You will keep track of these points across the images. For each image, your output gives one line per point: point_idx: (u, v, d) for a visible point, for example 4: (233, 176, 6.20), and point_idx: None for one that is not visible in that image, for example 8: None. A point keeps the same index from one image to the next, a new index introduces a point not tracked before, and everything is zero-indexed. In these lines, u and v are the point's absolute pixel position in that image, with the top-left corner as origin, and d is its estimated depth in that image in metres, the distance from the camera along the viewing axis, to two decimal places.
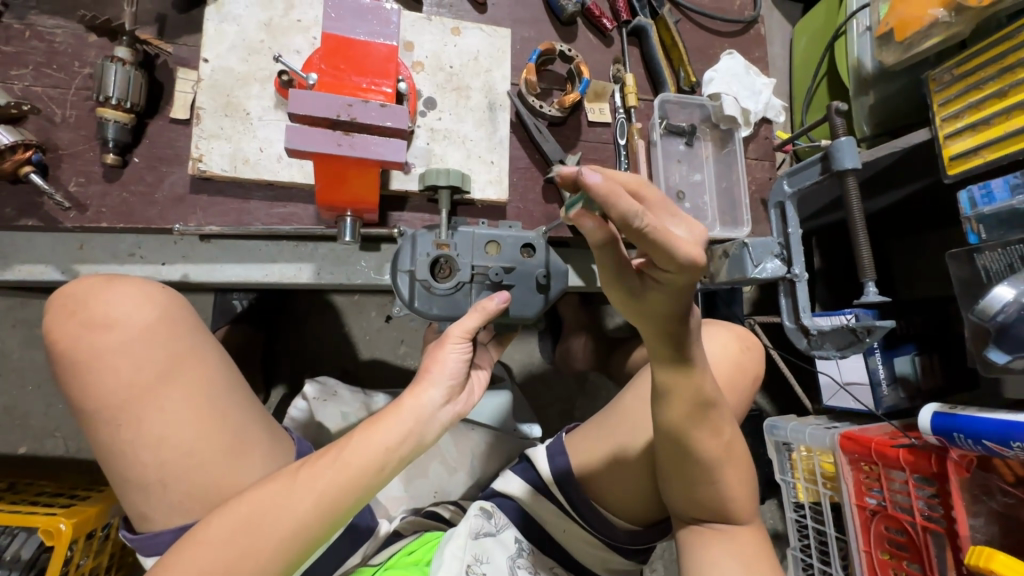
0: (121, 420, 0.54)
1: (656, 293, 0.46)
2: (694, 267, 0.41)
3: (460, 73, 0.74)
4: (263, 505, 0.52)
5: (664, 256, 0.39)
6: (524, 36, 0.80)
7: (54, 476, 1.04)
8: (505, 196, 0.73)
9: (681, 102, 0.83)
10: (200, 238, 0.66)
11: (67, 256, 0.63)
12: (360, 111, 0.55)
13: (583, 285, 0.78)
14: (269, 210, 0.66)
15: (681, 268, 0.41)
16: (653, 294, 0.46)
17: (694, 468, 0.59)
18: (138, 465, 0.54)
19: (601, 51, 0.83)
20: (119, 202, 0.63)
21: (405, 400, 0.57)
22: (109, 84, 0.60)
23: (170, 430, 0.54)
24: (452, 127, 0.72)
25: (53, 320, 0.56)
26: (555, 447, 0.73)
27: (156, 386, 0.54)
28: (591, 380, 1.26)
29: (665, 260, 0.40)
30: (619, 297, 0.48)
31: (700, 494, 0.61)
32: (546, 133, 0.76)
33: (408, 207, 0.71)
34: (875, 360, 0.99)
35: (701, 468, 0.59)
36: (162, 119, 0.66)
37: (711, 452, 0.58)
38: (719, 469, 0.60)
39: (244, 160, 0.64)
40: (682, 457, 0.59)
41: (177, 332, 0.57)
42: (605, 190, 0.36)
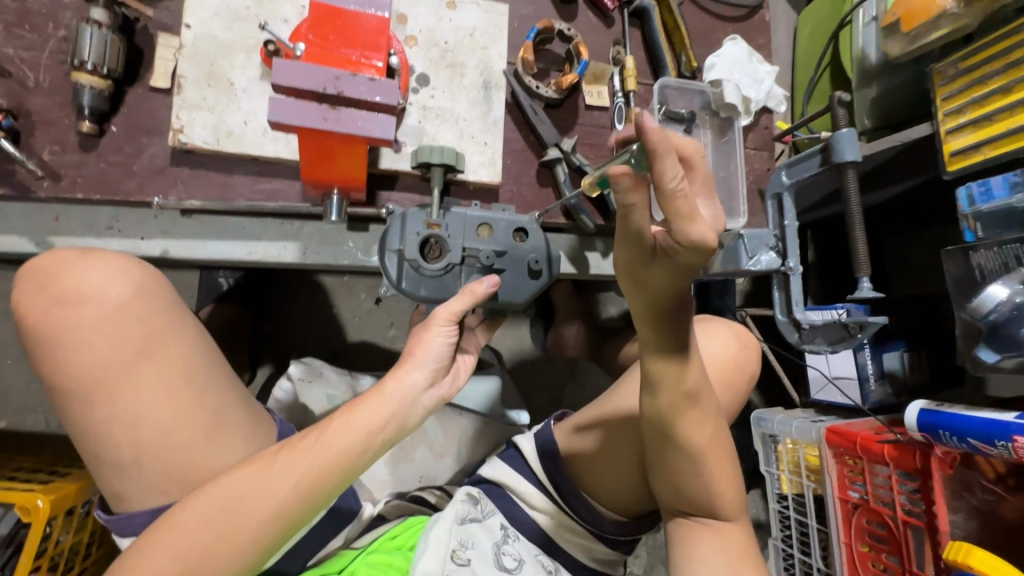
0: (96, 395, 0.52)
1: (659, 271, 0.48)
2: (706, 251, 0.43)
3: (455, 50, 0.71)
4: (241, 488, 0.51)
5: (678, 229, 0.41)
6: (522, 13, 0.77)
7: (33, 452, 1.02)
8: (498, 178, 0.71)
9: (682, 88, 0.81)
10: (182, 212, 0.64)
11: (41, 228, 0.61)
12: (348, 85, 0.52)
13: (575, 273, 0.77)
14: (253, 185, 0.64)
15: (694, 248, 0.43)
16: (659, 270, 0.48)
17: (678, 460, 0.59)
18: (112, 443, 0.53)
19: (602, 32, 0.81)
20: (96, 172, 0.60)
21: (389, 381, 0.56)
22: (84, 47, 0.57)
23: (145, 409, 0.53)
24: (445, 105, 0.70)
25: (22, 295, 0.54)
26: (542, 434, 0.73)
27: (131, 360, 0.53)
28: (580, 367, 1.25)
29: (682, 238, 0.42)
30: (625, 264, 0.50)
31: (686, 487, 0.60)
32: (543, 116, 0.74)
33: (397, 187, 0.69)
34: (864, 355, 1.00)
35: (689, 462, 0.59)
36: (142, 87, 0.63)
37: (696, 447, 0.58)
38: (705, 462, 0.59)
39: (227, 132, 0.62)
40: (667, 447, 0.59)
41: (155, 308, 0.55)
42: (659, 136, 0.37)
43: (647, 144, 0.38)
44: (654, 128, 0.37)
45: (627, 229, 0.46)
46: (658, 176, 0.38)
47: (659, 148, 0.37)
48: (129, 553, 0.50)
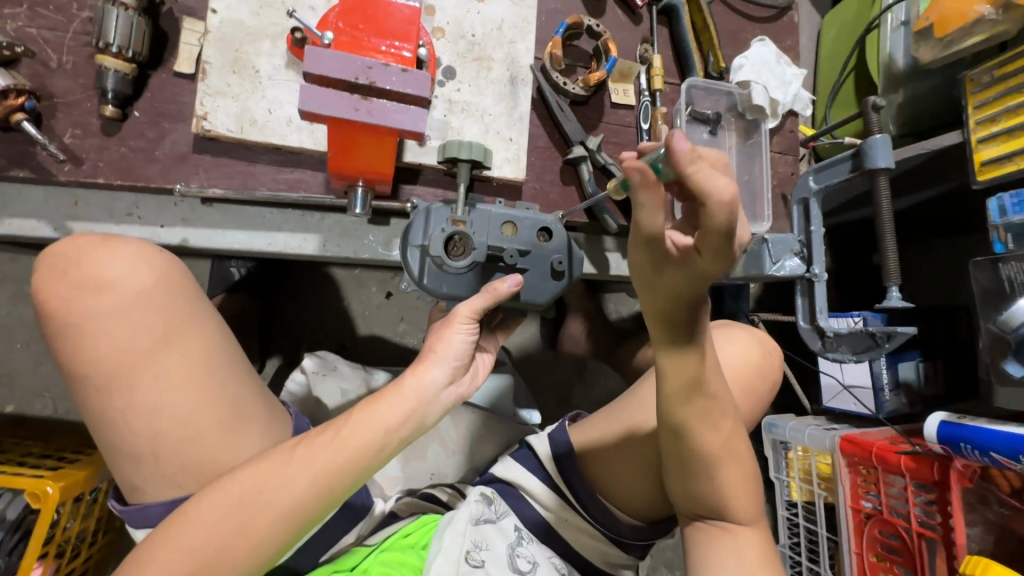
0: (115, 383, 0.51)
1: (673, 276, 0.49)
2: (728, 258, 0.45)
3: (482, 43, 0.70)
4: (258, 483, 0.50)
5: (711, 238, 0.43)
6: (550, 7, 0.76)
7: (40, 436, 1.02)
8: (522, 175, 0.70)
9: (709, 89, 0.80)
10: (202, 201, 0.63)
11: (60, 212, 0.60)
12: (380, 75, 0.51)
13: (594, 274, 0.76)
14: (275, 175, 0.63)
15: (716, 256, 0.45)
16: (672, 275, 0.49)
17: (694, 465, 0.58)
18: (128, 433, 0.52)
19: (629, 30, 0.80)
20: (117, 158, 0.59)
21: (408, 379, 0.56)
22: (109, 30, 0.56)
23: (163, 400, 0.52)
24: (471, 99, 0.69)
25: (40, 280, 0.53)
26: (557, 433, 0.73)
27: (151, 350, 0.52)
28: (590, 367, 1.24)
29: (709, 243, 0.44)
30: (638, 266, 0.51)
31: (701, 492, 0.60)
32: (569, 112, 0.72)
33: (420, 181, 0.68)
34: (879, 364, 0.98)
35: (706, 467, 0.58)
36: (166, 72, 0.62)
37: (710, 451, 0.58)
38: (718, 467, 0.59)
39: (251, 120, 0.61)
40: (681, 452, 0.58)
41: (175, 297, 0.54)
42: (689, 156, 0.38)
43: (679, 166, 0.39)
44: (684, 148, 0.38)
45: (642, 238, 0.47)
46: (699, 192, 0.40)
47: (692, 169, 0.39)
48: (144, 547, 0.49)
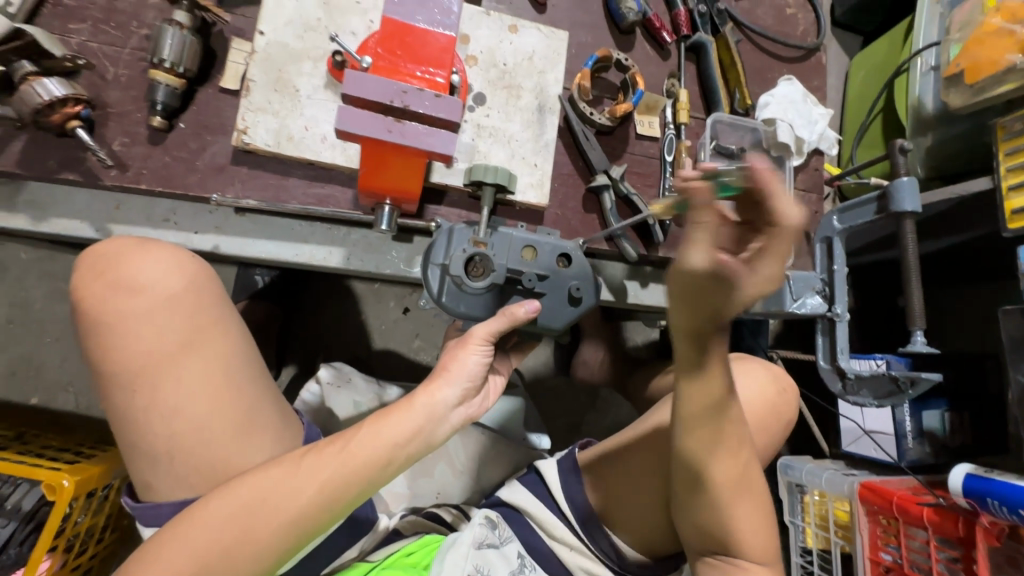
0: (140, 380, 0.53)
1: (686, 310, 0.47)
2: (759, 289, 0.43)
3: (513, 72, 0.72)
4: (265, 489, 0.51)
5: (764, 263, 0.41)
6: (581, 41, 0.78)
7: (61, 430, 1.04)
8: (545, 201, 0.71)
9: (734, 124, 0.80)
10: (235, 210, 0.65)
11: (103, 215, 0.63)
12: (414, 99, 0.53)
13: (612, 300, 0.77)
14: (306, 190, 0.65)
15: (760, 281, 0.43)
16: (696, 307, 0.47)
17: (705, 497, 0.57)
18: (147, 428, 0.54)
19: (657, 64, 0.81)
20: (160, 166, 0.62)
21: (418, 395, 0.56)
22: (164, 47, 0.59)
23: (184, 400, 0.54)
24: (499, 125, 0.71)
25: (81, 276, 0.55)
26: (565, 464, 0.72)
27: (176, 349, 0.54)
28: (602, 395, 1.23)
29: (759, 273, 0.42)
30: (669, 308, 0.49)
31: (711, 527, 0.59)
32: (593, 142, 0.74)
33: (445, 202, 0.69)
34: (902, 411, 0.96)
35: (717, 499, 0.58)
36: (212, 88, 0.65)
37: (722, 482, 0.57)
38: (731, 501, 0.58)
39: (288, 136, 0.63)
40: (691, 479, 0.58)
41: (202, 301, 0.56)
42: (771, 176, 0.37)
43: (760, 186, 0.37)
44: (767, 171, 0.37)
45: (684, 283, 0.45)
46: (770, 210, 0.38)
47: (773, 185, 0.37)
48: (151, 546, 0.50)
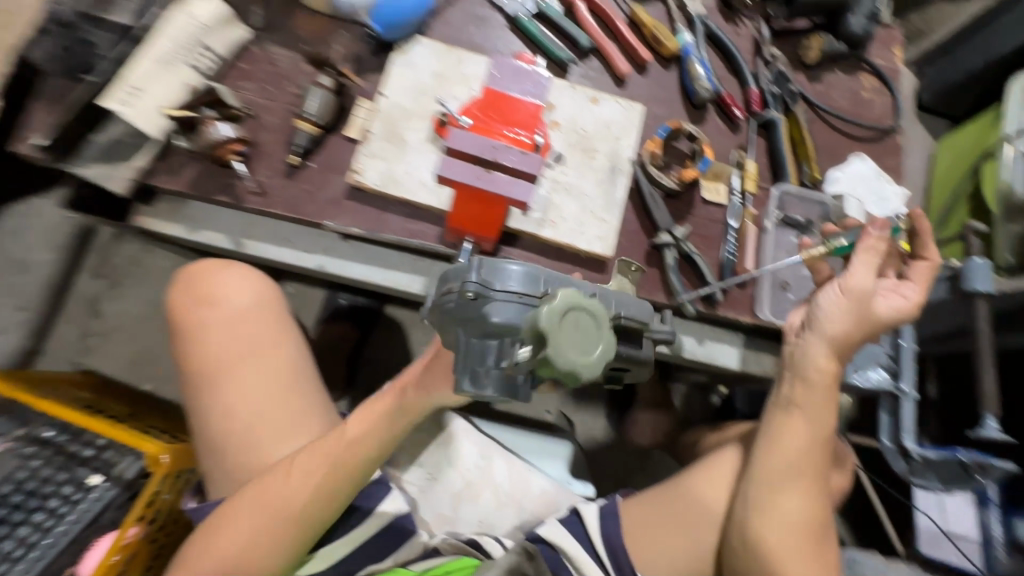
0: (206, 376, 0.73)
1: None
2: (858, 298, 0.63)
3: (591, 137, 0.81)
4: (275, 481, 0.69)
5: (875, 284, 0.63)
6: (656, 113, 0.86)
7: (166, 416, 1.20)
8: (609, 252, 0.77)
9: (803, 197, 0.85)
10: (341, 237, 0.77)
11: (239, 231, 0.76)
12: (502, 154, 0.62)
13: (668, 353, 0.81)
14: (402, 224, 0.75)
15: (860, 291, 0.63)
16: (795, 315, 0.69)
17: (779, 535, 0.66)
18: (206, 413, 0.73)
19: (728, 137, 0.87)
20: (290, 196, 0.74)
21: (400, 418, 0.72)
22: (312, 105, 0.74)
23: (242, 393, 0.72)
24: (574, 182, 0.79)
25: (178, 295, 0.76)
26: (608, 507, 0.80)
27: (232, 357, 0.73)
28: (653, 457, 1.24)
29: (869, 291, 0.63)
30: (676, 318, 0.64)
31: (762, 554, 0.67)
32: (660, 203, 0.80)
33: (518, 245, 0.77)
34: (989, 515, 0.95)
35: (778, 527, 0.66)
36: (339, 136, 0.77)
37: (785, 509, 0.66)
38: (786, 533, 0.66)
39: (393, 180, 0.75)
40: (766, 518, 0.67)
41: (265, 316, 0.77)
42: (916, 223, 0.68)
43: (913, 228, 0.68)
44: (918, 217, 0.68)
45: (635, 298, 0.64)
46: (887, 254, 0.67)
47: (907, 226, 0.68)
48: (220, 509, 0.69)
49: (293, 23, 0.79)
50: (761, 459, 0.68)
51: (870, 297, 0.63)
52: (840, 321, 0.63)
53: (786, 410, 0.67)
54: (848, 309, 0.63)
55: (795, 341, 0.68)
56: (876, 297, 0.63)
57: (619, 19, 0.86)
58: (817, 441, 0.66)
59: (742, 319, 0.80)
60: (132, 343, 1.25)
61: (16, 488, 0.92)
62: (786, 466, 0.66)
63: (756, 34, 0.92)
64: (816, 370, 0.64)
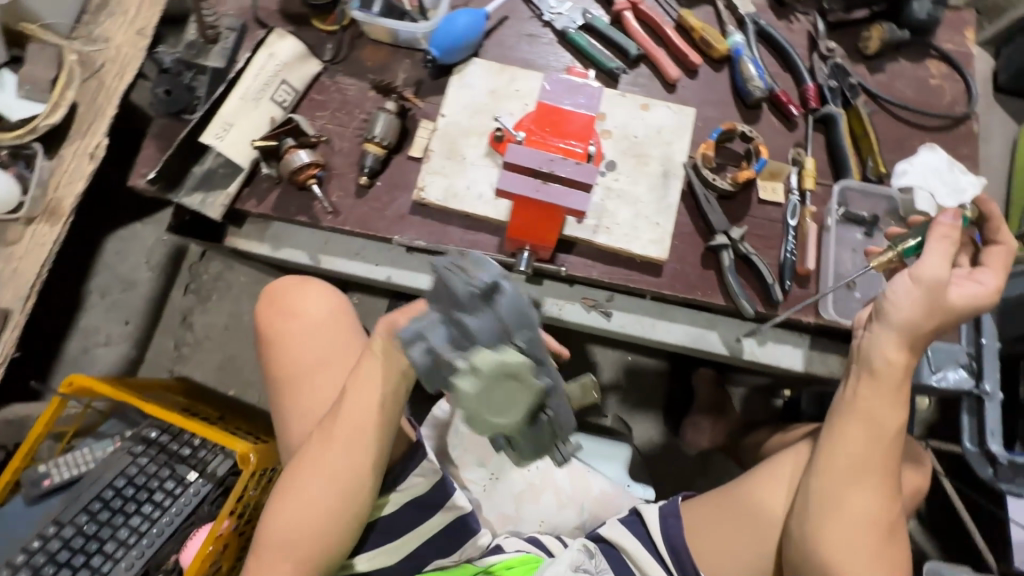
0: (289, 381, 0.80)
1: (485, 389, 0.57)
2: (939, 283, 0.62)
3: (643, 143, 0.83)
4: (333, 451, 0.69)
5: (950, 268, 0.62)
6: (707, 115, 0.86)
7: (249, 418, 1.32)
8: (665, 255, 0.79)
9: (865, 192, 0.83)
10: (407, 250, 0.83)
11: (315, 247, 0.84)
12: (559, 166, 0.65)
13: (726, 356, 0.81)
14: (463, 235, 0.80)
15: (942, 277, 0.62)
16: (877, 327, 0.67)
17: (850, 535, 0.64)
18: (298, 405, 0.79)
19: (783, 135, 0.86)
20: (361, 213, 0.81)
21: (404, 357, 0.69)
22: (377, 127, 0.79)
23: (317, 390, 0.79)
24: (626, 188, 0.81)
25: (267, 302, 0.84)
26: (668, 508, 0.79)
27: (314, 361, 0.80)
28: (714, 461, 1.26)
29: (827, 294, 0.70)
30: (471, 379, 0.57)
31: (826, 550, 0.64)
32: (715, 204, 0.80)
33: (574, 252, 0.80)
34: None
35: (843, 520, 0.64)
36: (403, 156, 0.83)
37: (858, 508, 0.64)
38: (855, 530, 0.64)
39: (454, 194, 0.79)
40: (835, 511, 0.65)
41: (341, 325, 0.83)
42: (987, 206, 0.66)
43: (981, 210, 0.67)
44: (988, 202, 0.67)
45: None
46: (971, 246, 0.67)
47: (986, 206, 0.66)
48: (283, 494, 0.70)
49: (359, 55, 0.86)
50: (824, 451, 0.67)
51: (944, 286, 0.62)
52: (910, 310, 0.63)
53: (851, 403, 0.66)
54: (917, 298, 0.62)
55: (863, 335, 0.68)
56: (949, 284, 0.62)
57: (667, 25, 0.87)
58: (885, 439, 0.65)
59: (804, 320, 0.79)
60: (218, 352, 1.36)
61: (129, 482, 1.01)
62: (856, 463, 0.65)
63: (811, 28, 0.91)
64: (883, 361, 0.65)
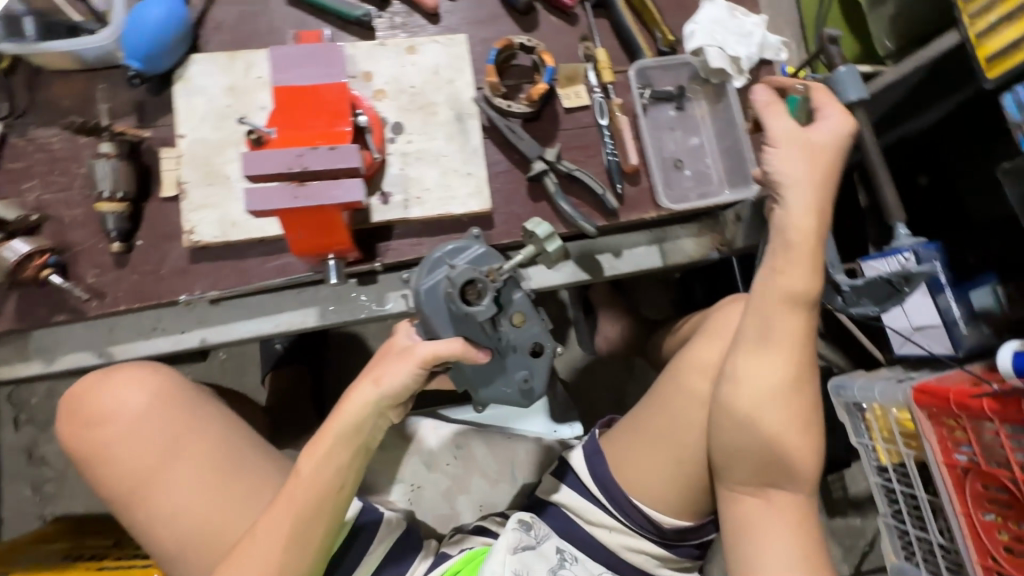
0: (138, 489, 0.66)
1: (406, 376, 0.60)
2: (791, 141, 0.60)
3: (423, 91, 0.73)
4: (256, 536, 0.60)
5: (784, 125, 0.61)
6: (483, 36, 0.77)
7: None
8: (488, 205, 0.72)
9: (665, 66, 0.79)
10: (211, 301, 0.69)
11: (101, 340, 0.68)
12: (311, 159, 0.53)
13: (589, 279, 0.76)
14: (264, 265, 0.69)
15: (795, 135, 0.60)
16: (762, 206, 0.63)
17: (782, 411, 0.61)
18: (163, 507, 0.66)
19: (567, 32, 0.79)
20: (132, 285, 0.67)
21: (365, 429, 0.61)
22: (100, 180, 0.64)
23: (180, 485, 0.66)
24: (423, 146, 0.72)
25: (67, 418, 0.69)
26: (590, 447, 0.76)
27: (160, 454, 0.67)
28: (637, 364, 1.28)
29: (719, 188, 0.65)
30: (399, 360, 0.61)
31: (758, 434, 0.61)
32: (521, 132, 0.73)
33: (394, 237, 0.71)
34: (945, 299, 0.92)
35: (772, 399, 0.61)
36: (155, 200, 0.68)
37: (781, 384, 0.61)
38: (781, 407, 0.61)
39: (232, 223, 0.67)
40: (762, 390, 0.61)
41: (169, 406, 0.69)
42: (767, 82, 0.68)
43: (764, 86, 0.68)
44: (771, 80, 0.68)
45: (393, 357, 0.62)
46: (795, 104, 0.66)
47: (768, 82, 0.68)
48: None
49: (49, 97, 0.69)
50: (749, 327, 0.62)
51: (807, 135, 0.59)
52: (793, 166, 0.59)
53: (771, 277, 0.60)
54: (793, 155, 0.59)
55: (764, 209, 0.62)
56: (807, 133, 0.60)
57: None
58: (803, 306, 0.60)
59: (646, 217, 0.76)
60: None
61: None
62: (764, 344, 0.61)
63: None
64: (798, 232, 0.59)
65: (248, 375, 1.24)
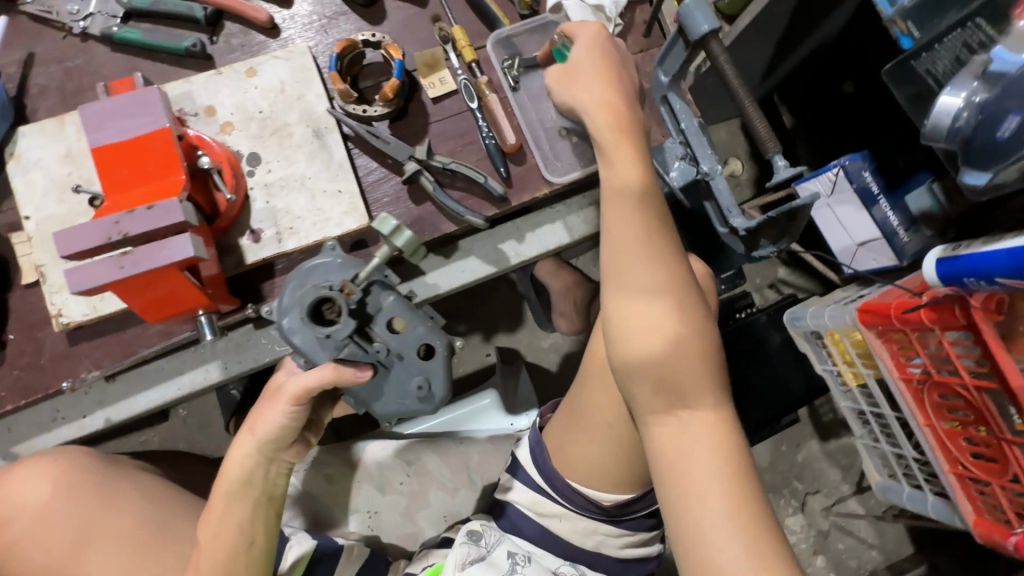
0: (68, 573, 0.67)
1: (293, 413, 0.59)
2: (584, 97, 0.63)
3: (273, 113, 0.68)
4: None
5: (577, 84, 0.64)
6: (327, 41, 0.72)
7: None
8: (366, 220, 0.67)
9: (530, 30, 0.73)
10: (106, 377, 0.65)
11: (3, 442, 0.66)
12: (129, 223, 0.53)
13: (495, 271, 0.71)
14: (148, 330, 0.66)
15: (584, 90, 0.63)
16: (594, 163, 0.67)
17: (654, 309, 0.55)
18: None
19: (418, 16, 0.73)
20: (15, 380, 0.65)
21: (257, 479, 0.60)
22: None
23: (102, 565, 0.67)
24: (284, 173, 0.67)
25: None
26: (535, 447, 0.73)
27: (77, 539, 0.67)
28: None
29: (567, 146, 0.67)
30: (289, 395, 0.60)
31: (634, 337, 0.55)
32: (385, 135, 0.68)
33: (276, 273, 0.68)
34: (881, 209, 0.87)
35: (642, 296, 0.56)
36: (19, 288, 0.66)
37: (647, 277, 0.57)
38: (656, 300, 0.56)
39: (99, 295, 0.64)
40: (627, 287, 0.57)
41: (72, 492, 0.67)
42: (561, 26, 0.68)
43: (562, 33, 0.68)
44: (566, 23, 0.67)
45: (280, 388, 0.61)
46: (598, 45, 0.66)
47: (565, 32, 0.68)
48: None
49: None
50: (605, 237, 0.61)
51: (592, 82, 0.63)
52: (592, 113, 0.62)
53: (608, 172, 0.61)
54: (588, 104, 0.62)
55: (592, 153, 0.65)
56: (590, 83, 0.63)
57: None
58: (637, 193, 0.60)
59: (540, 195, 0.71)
60: None
61: None
62: (618, 240, 0.59)
63: None
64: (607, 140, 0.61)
65: (211, 425, 1.23)
